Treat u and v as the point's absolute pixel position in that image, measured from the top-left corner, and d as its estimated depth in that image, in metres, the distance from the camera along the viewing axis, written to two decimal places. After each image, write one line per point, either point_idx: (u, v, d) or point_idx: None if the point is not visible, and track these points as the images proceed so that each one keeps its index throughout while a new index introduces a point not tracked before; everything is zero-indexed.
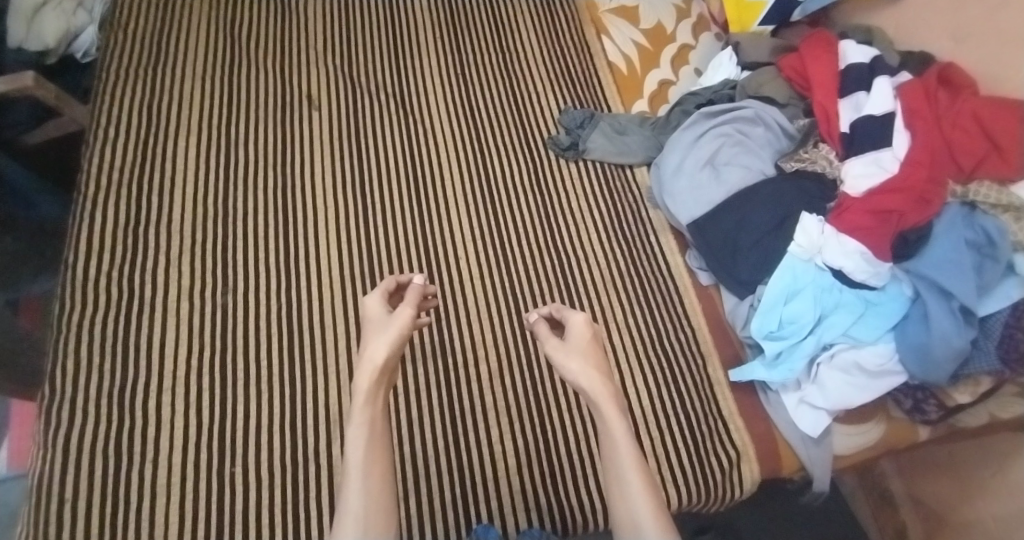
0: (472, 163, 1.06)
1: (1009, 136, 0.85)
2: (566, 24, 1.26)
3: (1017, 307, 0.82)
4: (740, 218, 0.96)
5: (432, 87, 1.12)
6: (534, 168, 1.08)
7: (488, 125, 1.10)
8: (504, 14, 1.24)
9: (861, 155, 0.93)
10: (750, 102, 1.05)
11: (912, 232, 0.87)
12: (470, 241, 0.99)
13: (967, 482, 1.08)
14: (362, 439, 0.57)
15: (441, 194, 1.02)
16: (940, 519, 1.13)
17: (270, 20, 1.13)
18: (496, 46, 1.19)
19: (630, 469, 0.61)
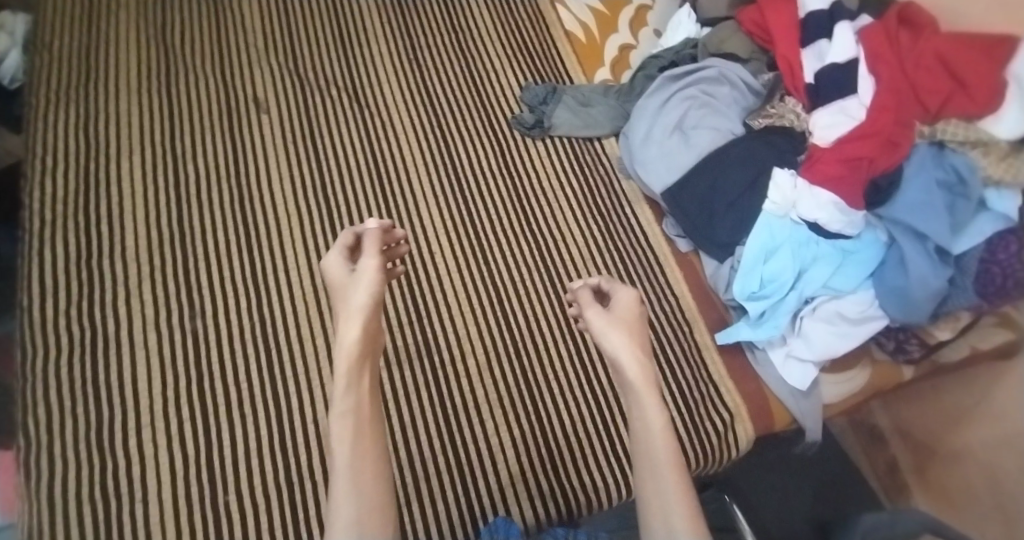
0: (436, 150, 1.03)
1: (974, 72, 0.84)
2: None
3: (991, 241, 0.85)
4: (713, 182, 0.96)
5: (385, 76, 1.07)
6: (501, 150, 1.05)
7: (449, 110, 1.06)
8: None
9: (827, 105, 0.93)
10: (714, 61, 1.02)
11: (882, 178, 0.88)
12: (443, 235, 0.97)
13: (952, 411, 1.12)
14: (346, 432, 0.56)
15: (407, 187, 0.99)
16: (929, 450, 1.18)
17: (205, 21, 1.06)
18: (447, 25, 1.15)
19: (666, 470, 0.59)
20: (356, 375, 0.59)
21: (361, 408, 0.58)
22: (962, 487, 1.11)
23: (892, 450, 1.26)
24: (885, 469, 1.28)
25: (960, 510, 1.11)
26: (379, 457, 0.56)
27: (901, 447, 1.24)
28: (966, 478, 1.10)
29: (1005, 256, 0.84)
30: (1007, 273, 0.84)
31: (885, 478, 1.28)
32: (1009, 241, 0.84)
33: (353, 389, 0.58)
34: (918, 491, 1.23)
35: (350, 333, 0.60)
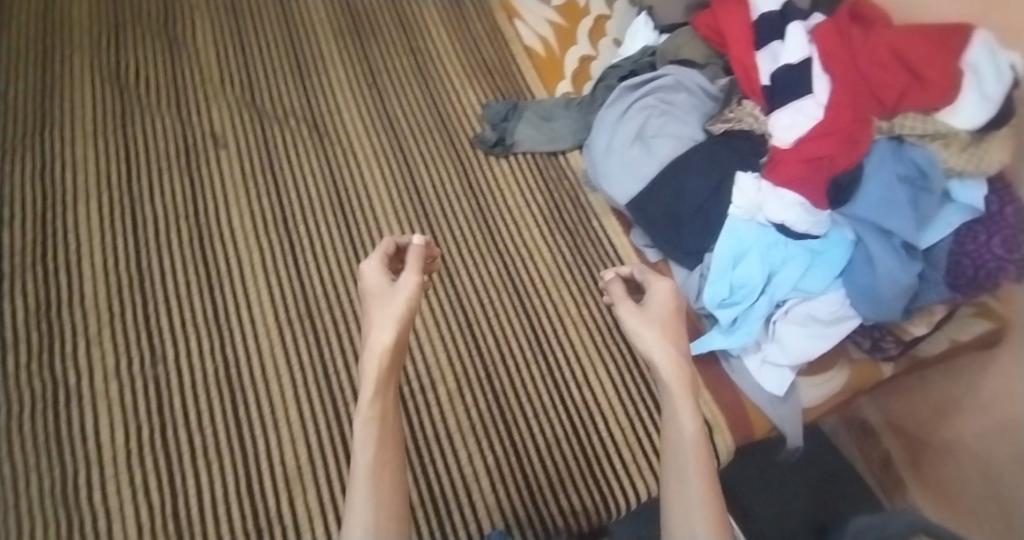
0: (398, 175, 1.02)
1: (927, 64, 0.84)
2: (475, 11, 1.22)
3: (959, 233, 0.87)
4: (677, 190, 0.95)
5: (343, 102, 1.06)
6: (465, 171, 1.04)
7: (409, 134, 1.06)
8: (408, 13, 1.19)
9: (784, 107, 0.92)
10: (671, 69, 1.03)
11: (845, 176, 0.87)
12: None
13: (941, 402, 1.14)
14: (372, 441, 0.52)
15: (370, 215, 0.98)
16: (923, 444, 1.19)
17: (162, 59, 1.07)
18: (405, 48, 1.14)
19: (694, 477, 0.59)
20: (384, 383, 0.55)
21: (384, 418, 0.54)
22: (960, 479, 1.11)
23: (885, 445, 1.26)
24: (878, 464, 1.28)
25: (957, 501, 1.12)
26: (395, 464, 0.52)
27: (895, 442, 1.24)
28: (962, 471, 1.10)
29: (974, 247, 0.85)
30: (978, 264, 0.84)
31: (879, 473, 1.27)
32: (976, 232, 0.85)
33: (381, 400, 0.54)
34: (913, 485, 1.22)
35: (382, 338, 0.56)
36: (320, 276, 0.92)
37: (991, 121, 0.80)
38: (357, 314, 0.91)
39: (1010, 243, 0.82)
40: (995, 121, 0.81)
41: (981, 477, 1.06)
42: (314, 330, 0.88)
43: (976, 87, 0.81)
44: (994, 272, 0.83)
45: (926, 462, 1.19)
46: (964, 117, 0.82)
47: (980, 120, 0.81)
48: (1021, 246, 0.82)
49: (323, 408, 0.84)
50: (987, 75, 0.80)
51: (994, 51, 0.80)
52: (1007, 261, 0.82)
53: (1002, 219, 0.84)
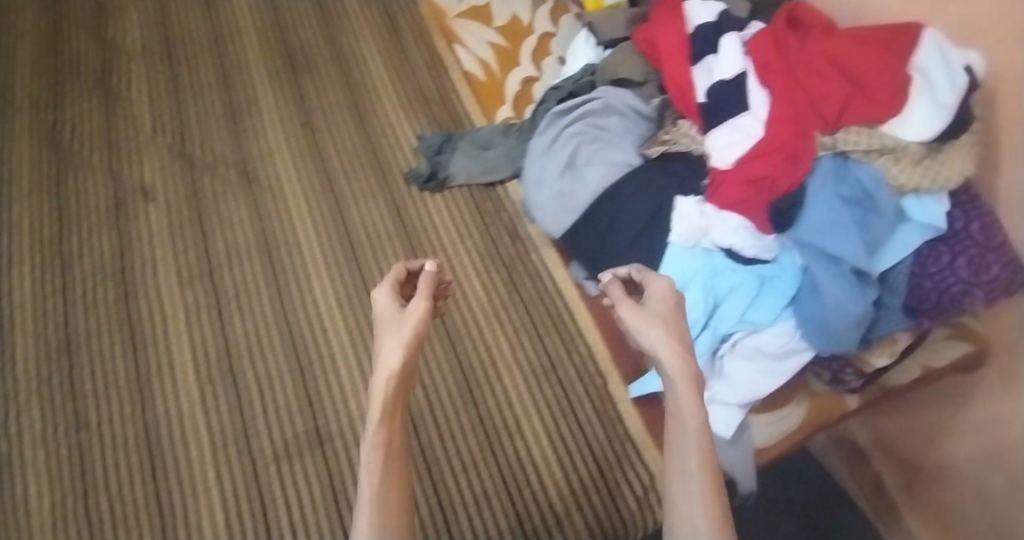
0: (329, 218, 0.99)
1: (866, 72, 0.76)
2: (414, 41, 1.20)
3: (919, 254, 0.78)
4: (612, 220, 0.89)
5: (277, 146, 1.05)
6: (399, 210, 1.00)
7: (344, 175, 1.03)
8: (345, 46, 1.16)
9: (721, 125, 0.85)
10: (599, 92, 0.96)
11: (785, 199, 0.80)
12: (337, 308, 0.93)
13: (927, 425, 1.06)
14: (377, 466, 0.46)
15: (296, 264, 0.96)
16: (915, 467, 1.12)
17: (100, 115, 1.06)
18: (342, 84, 1.12)
19: (695, 464, 0.49)
20: (390, 406, 0.49)
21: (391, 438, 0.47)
22: (958, 504, 1.05)
23: (876, 469, 1.19)
24: (870, 488, 1.20)
25: (956, 525, 1.07)
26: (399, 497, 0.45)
27: (886, 465, 1.17)
28: (959, 494, 1.04)
29: (936, 269, 0.76)
30: (940, 288, 0.76)
31: (872, 498, 1.20)
32: (938, 251, 0.76)
33: (387, 425, 0.48)
34: (908, 509, 1.15)
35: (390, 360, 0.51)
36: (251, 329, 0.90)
37: (945, 129, 0.71)
38: (282, 369, 0.88)
39: (975, 265, 0.74)
40: (949, 130, 0.72)
41: (975, 500, 1.02)
42: (237, 387, 0.86)
43: (927, 94, 0.73)
44: (959, 297, 0.75)
45: (923, 487, 1.11)
46: (915, 127, 0.73)
47: (933, 129, 0.72)
48: (988, 267, 0.73)
49: (242, 469, 0.81)
50: (939, 81, 0.72)
51: (946, 53, 0.73)
52: (972, 285, 0.74)
53: (967, 236, 0.76)
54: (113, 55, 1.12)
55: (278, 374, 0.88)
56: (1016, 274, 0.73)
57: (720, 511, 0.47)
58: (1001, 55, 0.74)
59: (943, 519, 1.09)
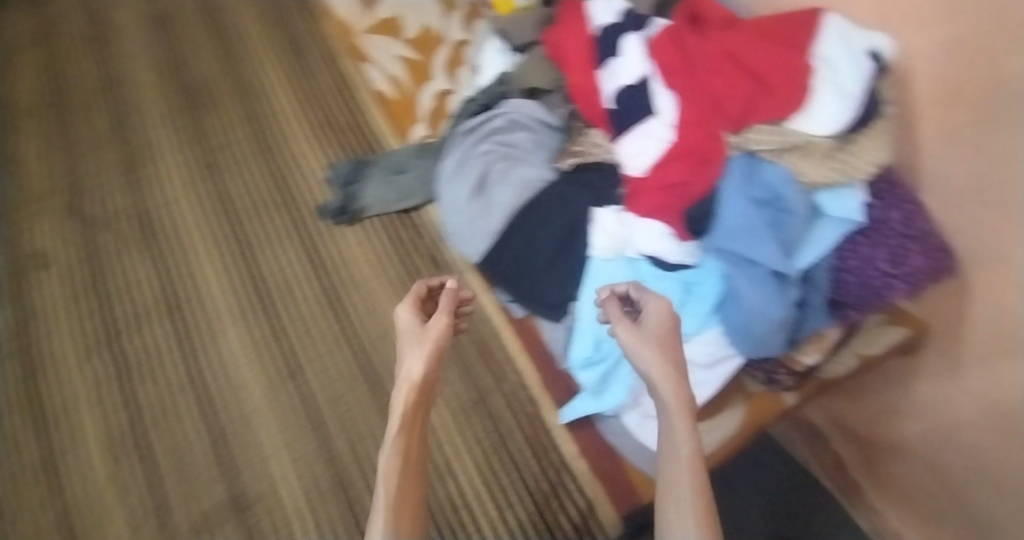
0: (221, 268, 1.07)
1: (770, 67, 0.71)
2: (320, 65, 1.26)
3: (840, 248, 0.74)
4: (528, 238, 0.87)
5: (194, 224, 1.12)
6: (316, 270, 1.06)
7: (264, 243, 1.09)
8: (263, 111, 1.22)
9: (630, 132, 0.81)
10: (505, 108, 0.94)
11: (697, 206, 0.77)
12: (251, 355, 1.00)
13: (879, 405, 1.04)
14: (393, 482, 0.51)
15: (195, 313, 1.04)
16: (870, 444, 1.10)
17: (39, 207, 1.15)
18: (260, 152, 1.18)
19: (688, 492, 0.52)
20: (410, 416, 0.55)
21: (410, 442, 0.54)
22: (912, 480, 1.05)
23: (835, 448, 1.17)
24: (832, 467, 1.19)
25: (913, 499, 1.07)
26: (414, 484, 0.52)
27: (843, 444, 1.15)
28: (916, 470, 1.03)
29: (857, 262, 0.73)
30: (862, 282, 0.73)
31: (834, 477, 1.19)
32: (858, 244, 0.73)
33: (405, 435, 0.54)
34: (869, 487, 1.14)
35: (411, 369, 0.57)
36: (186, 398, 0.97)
37: (854, 122, 0.67)
38: (195, 420, 0.96)
39: (896, 256, 0.71)
40: (861, 119, 0.67)
41: (931, 477, 1.00)
42: (149, 442, 0.94)
43: (834, 84, 0.68)
44: (880, 290, 0.73)
45: (879, 465, 1.10)
46: (826, 120, 0.68)
47: (845, 119, 0.67)
48: (908, 258, 0.70)
49: (150, 523, 0.89)
50: (845, 70, 0.68)
51: (849, 40, 0.68)
52: (893, 277, 0.71)
53: (887, 227, 0.72)
54: (6, 134, 1.22)
55: (188, 428, 0.95)
56: (941, 259, 0.71)
57: (711, 524, 0.51)
58: (912, 33, 0.71)
59: (903, 494, 1.09)
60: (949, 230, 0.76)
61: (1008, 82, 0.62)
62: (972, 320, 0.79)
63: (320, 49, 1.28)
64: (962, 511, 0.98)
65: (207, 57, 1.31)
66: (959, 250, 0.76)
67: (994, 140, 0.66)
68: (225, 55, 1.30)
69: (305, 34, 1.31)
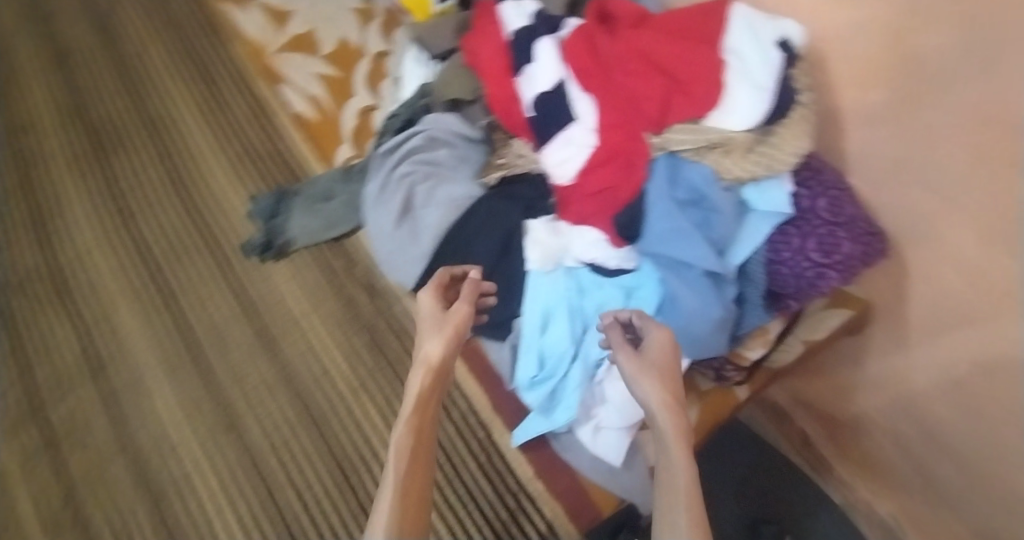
0: (151, 320, 1.09)
1: (683, 66, 0.69)
2: (234, 95, 1.25)
3: (772, 240, 0.73)
4: (464, 258, 0.83)
5: (120, 289, 1.12)
6: (254, 324, 1.08)
7: (194, 303, 1.10)
8: (184, 161, 1.20)
9: (552, 140, 0.78)
10: (423, 123, 0.88)
11: (624, 215, 0.75)
12: (191, 407, 1.03)
13: (835, 382, 1.03)
14: (403, 461, 0.53)
15: (127, 369, 1.06)
16: (832, 416, 1.09)
17: None
18: (185, 205, 1.17)
19: (683, 507, 0.50)
20: (424, 400, 0.57)
21: (422, 427, 0.56)
22: (877, 453, 1.05)
23: (799, 424, 1.17)
24: (799, 444, 1.18)
25: (878, 469, 1.07)
26: (422, 466, 0.54)
27: (807, 420, 1.15)
28: (876, 442, 1.03)
29: (789, 254, 0.72)
30: (796, 273, 0.72)
31: (802, 452, 1.18)
32: (789, 235, 0.72)
33: (418, 417, 0.56)
34: (836, 460, 1.14)
35: (430, 353, 0.60)
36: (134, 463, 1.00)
37: (772, 113, 0.66)
38: (139, 478, 0.98)
39: (825, 245, 0.70)
40: (777, 110, 0.67)
41: (894, 448, 1.00)
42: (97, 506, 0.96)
43: (747, 77, 0.67)
44: (815, 280, 0.71)
45: (844, 439, 1.10)
46: (743, 114, 0.67)
47: (761, 112, 0.67)
48: (839, 246, 0.69)
49: None
50: (755, 63, 0.67)
51: (756, 32, 0.68)
52: (825, 267, 0.70)
53: (814, 216, 0.71)
54: None
55: (136, 489, 0.98)
56: (872, 243, 0.70)
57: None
58: (824, 14, 0.69)
59: (869, 466, 1.09)
60: (881, 209, 0.75)
61: (926, 60, 0.60)
62: (914, 296, 0.79)
63: (238, 86, 1.25)
64: (921, 480, 0.99)
65: (123, 106, 1.27)
66: (890, 229, 0.76)
67: (916, 118, 0.65)
68: (143, 103, 1.27)
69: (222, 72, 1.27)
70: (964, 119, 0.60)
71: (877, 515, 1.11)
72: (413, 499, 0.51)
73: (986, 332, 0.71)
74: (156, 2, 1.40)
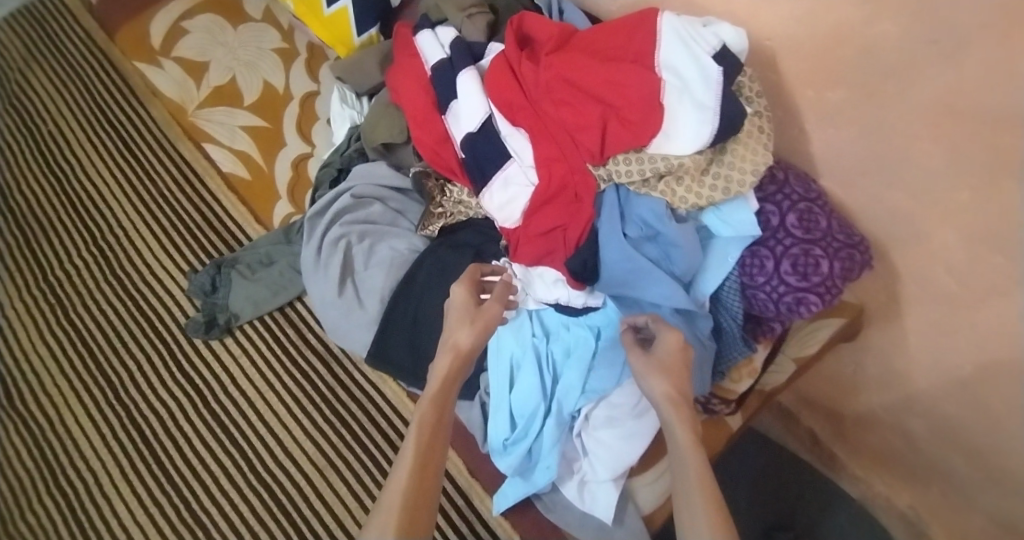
0: (85, 399, 0.90)
1: (616, 91, 0.62)
2: (140, 133, 1.05)
3: (742, 263, 0.66)
4: (413, 320, 0.75)
5: (24, 329, 0.94)
6: (184, 372, 0.90)
7: (109, 350, 0.92)
8: (78, 189, 1.03)
9: (490, 183, 0.70)
10: (354, 178, 0.83)
11: (576, 259, 0.66)
12: (140, 502, 0.83)
13: (836, 377, 0.93)
14: (420, 439, 0.55)
15: (63, 464, 0.86)
16: (837, 413, 1.00)
17: None
18: (87, 237, 0.99)
19: (704, 519, 0.49)
20: (445, 386, 0.59)
21: (444, 409, 0.58)
22: (889, 448, 0.95)
23: (805, 423, 1.07)
24: (809, 442, 1.08)
25: (894, 464, 0.97)
26: (432, 459, 0.54)
27: (813, 417, 1.05)
28: (888, 438, 0.94)
29: (763, 279, 0.64)
30: (774, 298, 0.65)
31: (814, 450, 1.08)
32: (761, 256, 0.64)
33: (439, 401, 0.58)
34: (846, 455, 1.04)
35: (458, 339, 0.61)
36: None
37: (720, 131, 0.58)
38: None
39: (802, 267, 0.62)
40: (725, 130, 0.58)
41: (906, 444, 0.91)
42: None
43: (687, 94, 0.59)
44: (795, 306, 0.64)
45: (854, 435, 1.00)
46: (687, 138, 0.59)
47: (707, 134, 0.58)
48: (817, 266, 0.62)
49: None
50: (694, 79, 0.59)
51: (690, 42, 0.60)
52: (805, 291, 0.63)
53: (786, 234, 0.63)
54: None
55: None
56: (852, 256, 0.63)
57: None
58: (762, 13, 0.61)
59: (882, 460, 0.99)
60: (860, 213, 0.67)
61: (882, 51, 0.53)
62: (906, 296, 0.71)
63: (130, 98, 1.07)
64: (938, 476, 0.91)
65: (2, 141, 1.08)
66: (870, 231, 0.68)
67: (882, 114, 0.57)
68: (21, 143, 1.08)
69: (110, 86, 1.09)
70: (932, 112, 0.53)
71: (896, 510, 1.01)
72: (432, 466, 0.54)
73: (994, 326, 0.64)
74: (33, 22, 1.18)
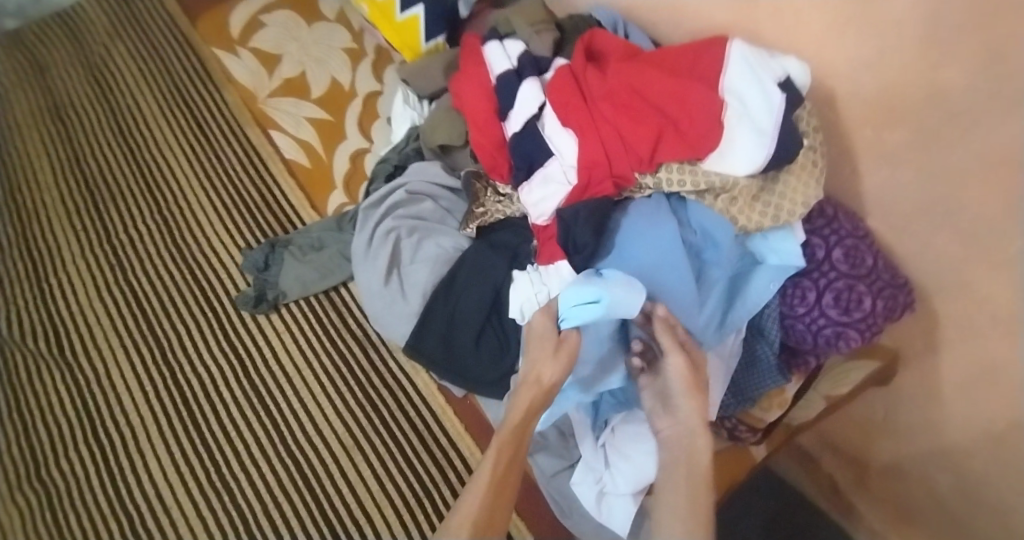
0: (130, 350, 0.94)
1: (678, 104, 0.64)
2: (209, 111, 1.12)
3: (784, 293, 0.68)
4: (452, 315, 0.77)
5: (80, 277, 0.99)
6: (226, 337, 0.94)
7: (161, 311, 0.96)
8: (145, 155, 1.09)
9: (531, 179, 0.73)
10: (408, 175, 0.87)
11: (584, 231, 0.65)
12: (171, 452, 0.87)
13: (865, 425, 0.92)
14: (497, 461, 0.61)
15: (101, 406, 0.90)
16: (863, 467, 0.97)
17: None
18: (151, 207, 1.04)
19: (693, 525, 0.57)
20: (524, 416, 0.62)
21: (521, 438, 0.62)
22: (912, 506, 0.93)
23: (826, 469, 1.03)
24: (827, 489, 1.05)
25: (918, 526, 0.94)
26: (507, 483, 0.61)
27: (835, 464, 1.01)
28: (915, 497, 0.91)
29: (803, 310, 0.66)
30: (812, 330, 0.67)
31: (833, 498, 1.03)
32: (804, 288, 0.66)
33: (512, 434, 0.62)
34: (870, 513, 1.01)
35: (540, 371, 0.63)
36: (84, 493, 0.84)
37: (775, 156, 0.60)
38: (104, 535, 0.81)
39: (845, 302, 0.64)
40: (777, 160, 0.60)
41: (931, 502, 0.89)
42: None
43: (747, 117, 0.61)
44: (833, 339, 0.66)
45: (877, 489, 0.97)
46: (740, 159, 0.61)
47: (762, 158, 0.60)
48: (859, 303, 0.64)
49: None
50: (755, 104, 0.61)
51: (758, 69, 0.62)
52: (845, 325, 0.65)
53: (829, 267, 0.65)
54: None
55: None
56: (896, 297, 0.64)
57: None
58: (831, 53, 0.63)
59: (901, 514, 0.95)
60: (905, 258, 0.68)
61: (943, 104, 0.55)
62: (947, 347, 0.71)
63: (203, 80, 1.15)
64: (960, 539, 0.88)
65: (80, 108, 1.15)
66: (917, 276, 0.69)
67: (946, 160, 0.58)
68: (99, 115, 1.14)
69: (189, 69, 1.16)
70: (987, 160, 0.55)
71: None
72: (503, 494, 0.61)
73: None
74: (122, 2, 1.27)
